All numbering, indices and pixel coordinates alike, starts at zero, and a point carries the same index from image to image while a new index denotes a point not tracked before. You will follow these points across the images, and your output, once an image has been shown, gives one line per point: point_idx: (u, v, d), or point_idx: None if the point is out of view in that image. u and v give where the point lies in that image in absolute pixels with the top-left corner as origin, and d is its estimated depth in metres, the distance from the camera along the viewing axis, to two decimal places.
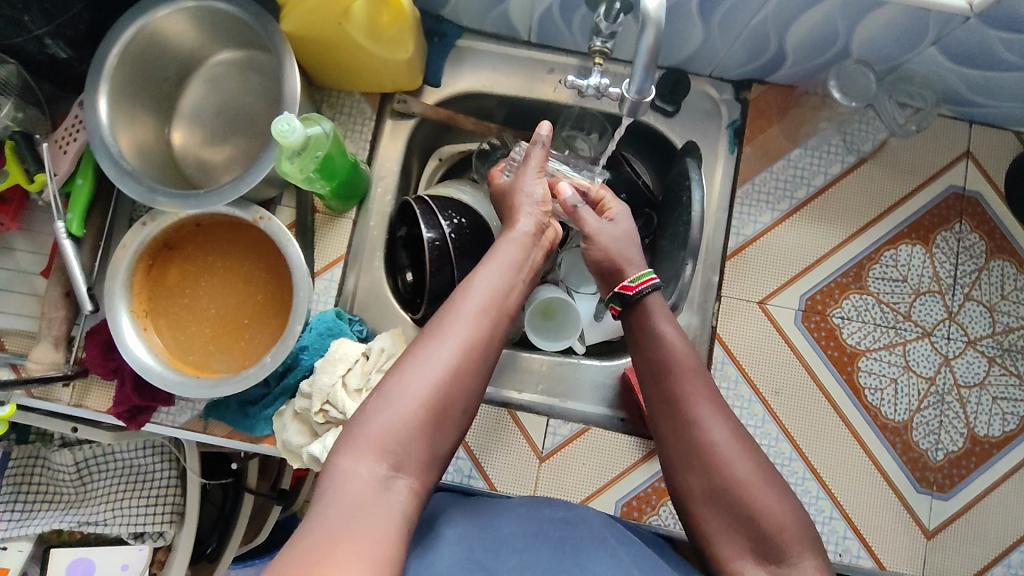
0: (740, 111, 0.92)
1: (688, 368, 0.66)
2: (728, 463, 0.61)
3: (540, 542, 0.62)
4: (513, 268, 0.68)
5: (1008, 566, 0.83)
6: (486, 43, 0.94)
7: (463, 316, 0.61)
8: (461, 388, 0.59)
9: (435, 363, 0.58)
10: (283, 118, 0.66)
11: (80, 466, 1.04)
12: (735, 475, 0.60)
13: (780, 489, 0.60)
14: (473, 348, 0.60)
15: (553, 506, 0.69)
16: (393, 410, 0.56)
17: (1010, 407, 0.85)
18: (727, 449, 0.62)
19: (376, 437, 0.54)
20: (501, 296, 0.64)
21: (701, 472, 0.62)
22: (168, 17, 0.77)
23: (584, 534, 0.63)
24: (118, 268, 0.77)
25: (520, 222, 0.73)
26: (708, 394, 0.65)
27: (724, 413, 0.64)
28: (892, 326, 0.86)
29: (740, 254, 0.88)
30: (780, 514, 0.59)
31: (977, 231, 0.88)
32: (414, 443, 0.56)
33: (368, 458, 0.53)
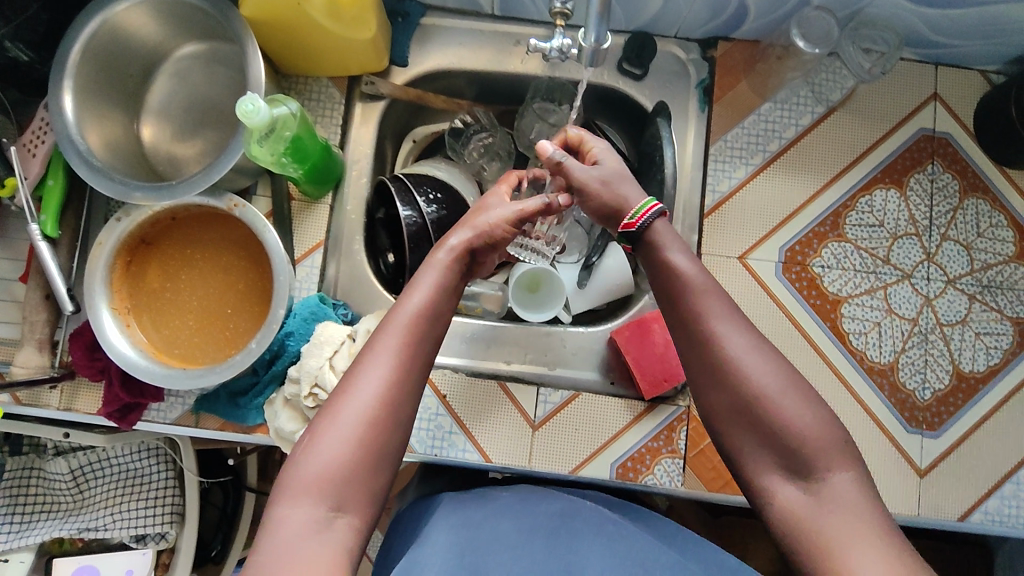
0: (708, 69, 0.92)
1: (698, 285, 0.61)
2: (749, 378, 0.56)
3: (534, 535, 0.63)
4: (442, 296, 0.66)
5: (1002, 499, 0.84)
6: (451, 20, 0.94)
7: (389, 349, 0.60)
8: (392, 425, 0.57)
9: (358, 404, 0.56)
10: (247, 98, 0.67)
11: (76, 474, 1.03)
12: (758, 389, 0.56)
13: (808, 395, 0.56)
14: (397, 380, 0.58)
15: (549, 499, 0.71)
16: (324, 452, 0.55)
17: (993, 342, 0.86)
18: (747, 360, 0.57)
19: (311, 482, 0.54)
20: (426, 321, 0.63)
21: (724, 391, 0.58)
22: (128, 11, 0.77)
23: (581, 526, 0.65)
24: (96, 265, 0.77)
25: (450, 244, 0.69)
26: (724, 306, 0.60)
27: (740, 322, 0.59)
28: (871, 271, 0.87)
29: (717, 211, 0.89)
30: (807, 425, 0.55)
31: (949, 171, 0.89)
32: (350, 484, 0.55)
33: (303, 505, 0.53)
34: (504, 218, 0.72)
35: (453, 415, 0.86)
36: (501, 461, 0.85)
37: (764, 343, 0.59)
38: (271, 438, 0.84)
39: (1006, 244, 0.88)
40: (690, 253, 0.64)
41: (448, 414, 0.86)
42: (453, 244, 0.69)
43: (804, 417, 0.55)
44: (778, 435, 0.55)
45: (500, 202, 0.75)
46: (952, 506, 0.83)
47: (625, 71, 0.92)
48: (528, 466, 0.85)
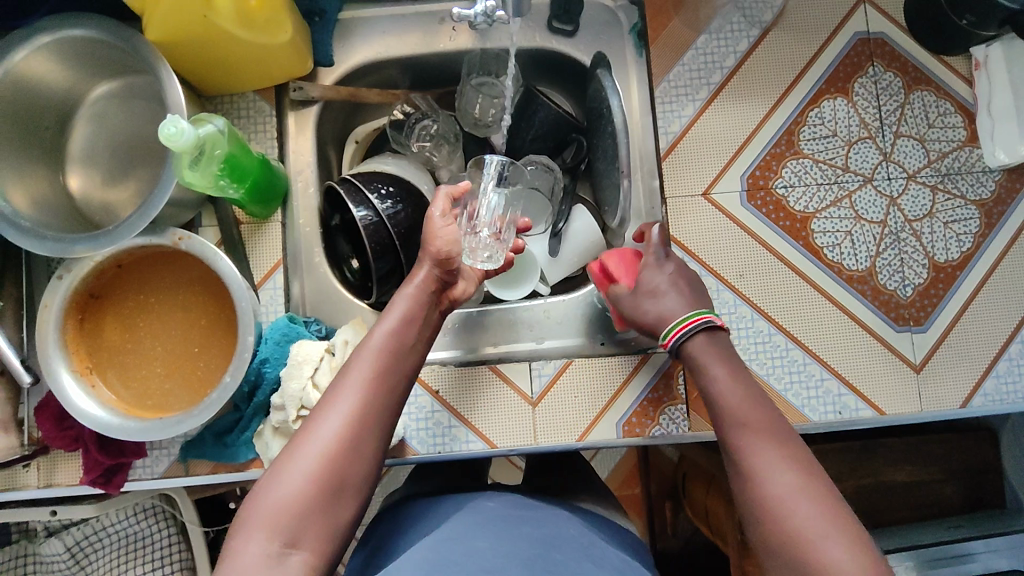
0: (637, 12, 0.91)
1: (748, 422, 0.60)
2: (791, 515, 0.53)
3: (512, 562, 0.60)
4: (408, 322, 0.66)
5: (998, 377, 0.85)
6: (370, 9, 0.90)
7: (354, 385, 0.60)
8: (355, 458, 0.57)
9: (324, 437, 0.56)
10: (167, 121, 0.63)
11: (74, 550, 0.99)
12: (800, 526, 0.52)
13: (856, 537, 0.51)
14: (366, 415, 0.59)
15: (532, 522, 0.67)
16: (283, 486, 0.54)
17: (962, 228, 0.87)
18: (791, 499, 0.54)
19: (267, 516, 0.53)
20: (396, 355, 0.63)
21: (764, 526, 0.54)
22: (29, 59, 0.71)
23: (562, 557, 0.62)
24: (45, 329, 0.72)
25: (417, 273, 0.69)
26: (773, 442, 0.58)
27: (792, 458, 0.57)
28: (834, 182, 0.87)
29: (674, 152, 0.88)
30: (846, 564, 0.50)
31: (890, 69, 0.89)
32: (307, 517, 0.54)
33: (257, 539, 0.52)
34: (444, 226, 0.70)
35: (450, 409, 0.84)
36: (507, 444, 0.84)
37: (812, 476, 0.55)
38: None
39: (957, 130, 0.89)
40: (740, 383, 0.64)
41: (445, 409, 0.84)
42: (419, 273, 0.69)
43: (845, 559, 0.50)
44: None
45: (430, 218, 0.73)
46: (952, 395, 0.85)
47: (556, 30, 0.91)
48: (534, 443, 0.83)
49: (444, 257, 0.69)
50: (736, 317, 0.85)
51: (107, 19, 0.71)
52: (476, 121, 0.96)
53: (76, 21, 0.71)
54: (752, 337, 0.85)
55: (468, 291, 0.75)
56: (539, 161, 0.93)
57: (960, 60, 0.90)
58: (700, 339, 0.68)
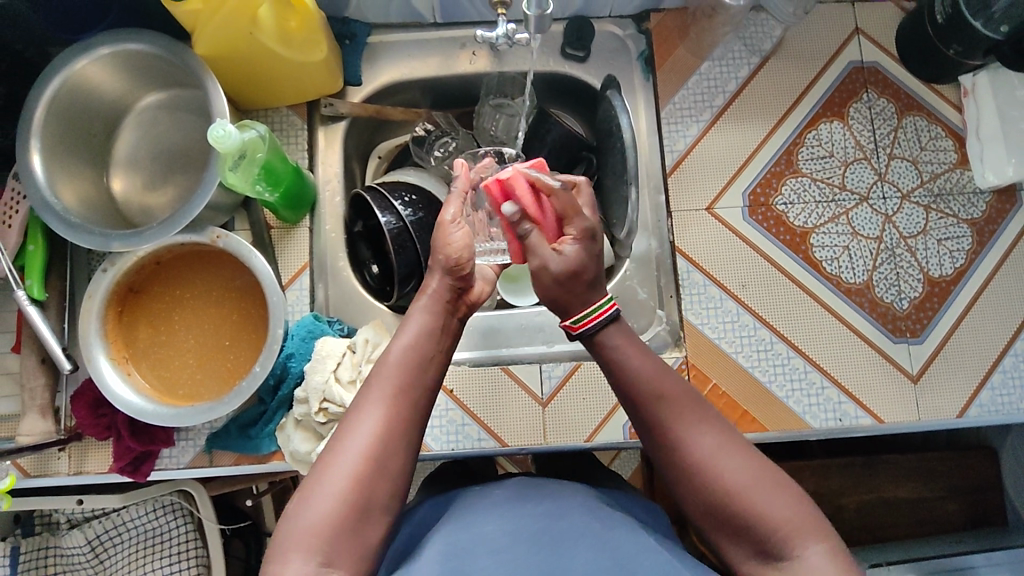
0: (645, 41, 0.97)
1: (661, 392, 0.61)
2: (719, 476, 0.57)
3: (520, 540, 0.63)
4: (426, 337, 0.67)
5: (992, 389, 0.88)
6: (396, 34, 0.97)
7: (375, 403, 0.62)
8: (382, 477, 0.60)
9: (350, 457, 0.59)
10: (216, 125, 0.69)
11: (94, 543, 1.02)
12: (732, 483, 0.57)
13: (779, 485, 0.57)
14: (388, 433, 0.61)
15: (534, 496, 0.70)
16: (313, 510, 0.57)
17: (955, 246, 0.91)
18: (719, 459, 0.58)
19: (301, 539, 0.56)
20: (415, 370, 0.65)
21: (696, 489, 0.58)
22: (88, 68, 0.78)
23: (568, 526, 0.64)
24: (88, 318, 0.77)
25: (432, 281, 0.70)
26: (692, 406, 0.61)
27: (707, 421, 0.60)
28: (831, 200, 0.92)
29: (679, 168, 0.93)
30: (778, 512, 0.55)
31: (884, 96, 0.95)
32: (340, 538, 0.57)
33: (294, 562, 0.55)
34: (456, 233, 0.71)
35: (463, 407, 0.88)
36: (518, 443, 0.87)
37: (728, 436, 0.59)
38: (289, 463, 0.84)
39: (948, 154, 0.94)
40: (647, 355, 0.63)
41: (458, 407, 0.88)
42: (432, 282, 0.69)
43: (777, 506, 0.56)
44: (752, 527, 0.56)
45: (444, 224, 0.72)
46: (949, 405, 0.88)
47: (569, 55, 0.97)
48: (545, 443, 0.87)
49: (456, 266, 0.69)
50: (738, 326, 0.89)
51: (160, 35, 0.78)
52: (491, 139, 1.02)
53: (131, 36, 0.78)
54: (754, 345, 0.88)
55: (483, 292, 0.75)
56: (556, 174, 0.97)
57: (949, 88, 0.96)
58: (616, 322, 0.64)
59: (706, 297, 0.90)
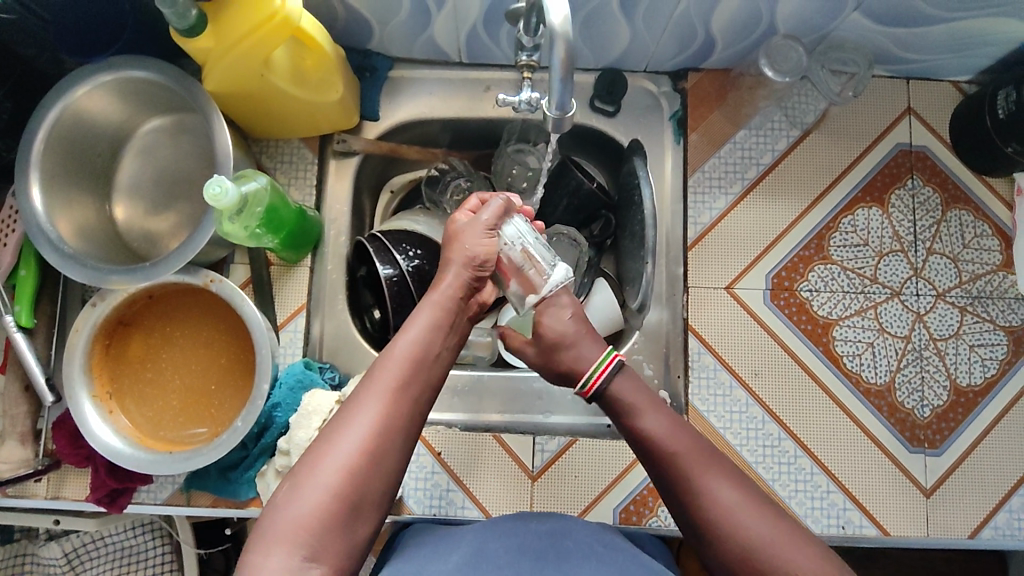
0: (680, 100, 0.92)
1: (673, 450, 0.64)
2: (744, 530, 0.59)
3: (522, 558, 0.64)
4: (434, 330, 0.67)
5: (1010, 512, 0.83)
6: (421, 70, 0.93)
7: (379, 395, 0.61)
8: (376, 473, 0.59)
9: (346, 448, 0.58)
10: (214, 181, 0.66)
11: (70, 556, 1.01)
12: (755, 537, 0.58)
13: (805, 540, 0.58)
14: (390, 426, 0.60)
15: (539, 516, 0.72)
16: (303, 501, 0.56)
17: (988, 354, 0.86)
18: (738, 514, 0.59)
19: (289, 529, 0.55)
20: (421, 363, 0.64)
21: (717, 545, 0.59)
22: (89, 94, 0.75)
23: (572, 547, 0.67)
24: (73, 353, 0.75)
25: (446, 276, 0.70)
26: (704, 459, 0.63)
27: (728, 475, 0.62)
28: (860, 291, 0.87)
29: (700, 243, 0.88)
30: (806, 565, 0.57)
31: (930, 184, 0.89)
32: (326, 534, 0.56)
33: (278, 554, 0.54)
34: (488, 239, 0.73)
35: (449, 472, 0.85)
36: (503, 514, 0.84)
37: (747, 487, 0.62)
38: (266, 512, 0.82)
39: (993, 254, 0.87)
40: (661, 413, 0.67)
41: (444, 471, 0.85)
42: (445, 278, 0.70)
43: (800, 560, 0.57)
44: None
45: (470, 222, 0.74)
46: (962, 524, 0.83)
47: (598, 109, 0.92)
48: None
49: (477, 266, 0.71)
50: (746, 417, 0.84)
51: (168, 66, 0.75)
52: (511, 185, 0.97)
53: (138, 65, 0.74)
54: (760, 440, 0.84)
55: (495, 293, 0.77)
56: (566, 233, 0.94)
57: (1002, 182, 0.89)
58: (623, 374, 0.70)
59: (714, 382, 0.85)
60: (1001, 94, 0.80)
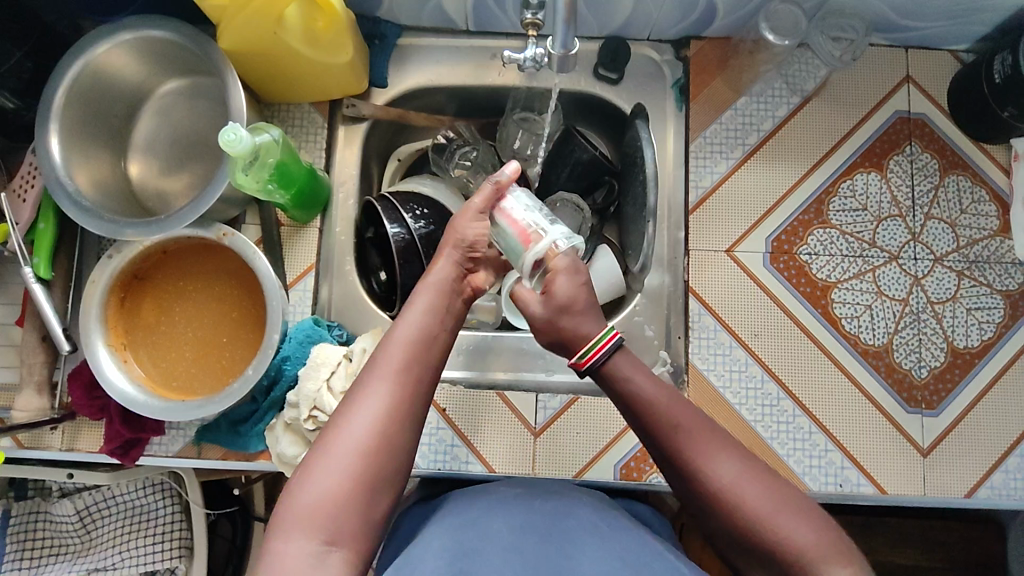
0: (683, 69, 0.94)
1: (673, 423, 0.63)
2: (744, 502, 0.59)
3: (528, 537, 0.65)
4: (431, 317, 0.68)
5: (1007, 472, 0.84)
6: (428, 38, 0.95)
7: (383, 381, 0.63)
8: (387, 454, 0.60)
9: (354, 433, 0.60)
10: (229, 128, 0.68)
11: (82, 514, 1.04)
12: (752, 515, 0.59)
13: (802, 513, 0.59)
14: (396, 409, 0.62)
15: (543, 495, 0.73)
16: (317, 486, 0.58)
17: (985, 316, 0.87)
18: (736, 490, 0.60)
19: (306, 514, 0.57)
20: (421, 349, 0.66)
21: (722, 518, 0.60)
22: (109, 53, 0.78)
23: (575, 524, 0.68)
24: (90, 304, 0.78)
25: (437, 267, 0.72)
26: (698, 434, 0.63)
27: (727, 447, 0.62)
28: (859, 255, 0.88)
29: (702, 206, 0.90)
30: (803, 539, 0.57)
31: (928, 150, 0.90)
32: (344, 515, 0.58)
33: (298, 539, 0.56)
34: (476, 222, 0.73)
35: (454, 428, 0.86)
36: (506, 470, 0.86)
37: (747, 460, 0.62)
38: (274, 464, 0.84)
39: (990, 219, 0.89)
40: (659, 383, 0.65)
41: (449, 427, 0.86)
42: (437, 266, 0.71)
43: (800, 532, 0.57)
44: (779, 555, 0.57)
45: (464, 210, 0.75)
46: (958, 483, 0.84)
47: (602, 76, 0.94)
48: (533, 473, 0.85)
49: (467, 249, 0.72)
50: (746, 376, 0.86)
51: (184, 25, 0.77)
52: (515, 153, 0.98)
53: (155, 24, 0.77)
54: (759, 399, 0.85)
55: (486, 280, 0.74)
56: (570, 199, 0.97)
57: (999, 149, 0.90)
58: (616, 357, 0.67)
59: (715, 343, 0.87)
60: (997, 59, 0.82)
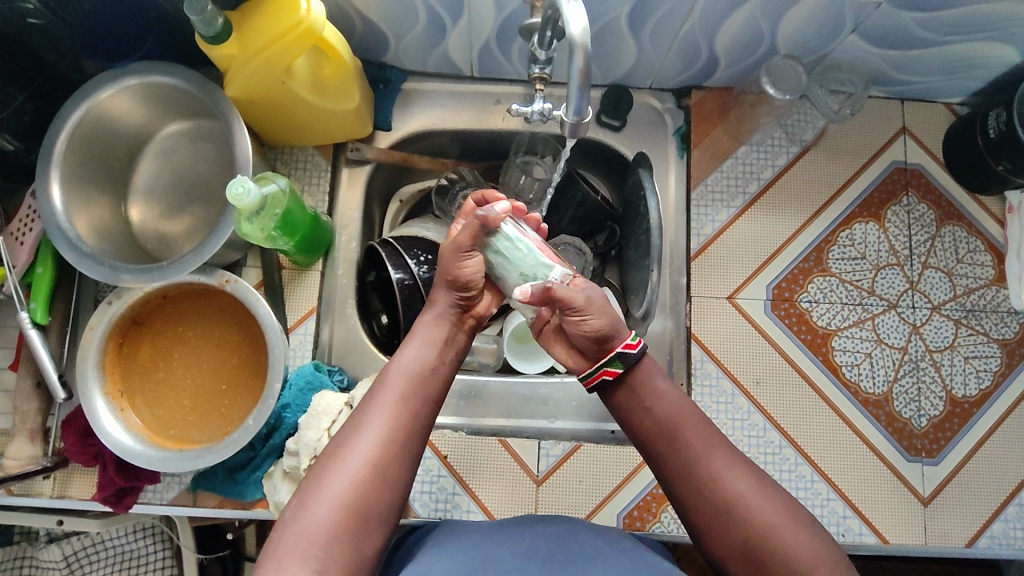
0: (683, 117, 0.95)
1: (686, 430, 0.64)
2: (753, 512, 0.59)
3: (530, 560, 0.64)
4: (434, 349, 0.68)
5: (1006, 521, 0.84)
6: (433, 83, 0.96)
7: (382, 410, 0.63)
8: (381, 486, 0.60)
9: (352, 462, 0.59)
10: (236, 181, 0.68)
11: (70, 559, 1.01)
12: (764, 522, 0.58)
13: (806, 525, 0.59)
14: (394, 440, 0.61)
15: (548, 522, 0.72)
16: (311, 516, 0.57)
17: (983, 365, 0.88)
18: (751, 498, 0.59)
19: (299, 543, 0.55)
20: (422, 380, 0.66)
21: (730, 528, 0.59)
22: (113, 97, 0.77)
23: (579, 548, 0.66)
24: (88, 349, 0.76)
25: (436, 303, 0.72)
26: (716, 442, 0.63)
27: (739, 461, 0.62)
28: (858, 303, 0.89)
29: (704, 253, 0.91)
30: (810, 552, 0.57)
31: (924, 201, 0.92)
32: (336, 546, 0.56)
33: (289, 567, 0.54)
34: (470, 260, 0.70)
35: (455, 476, 0.85)
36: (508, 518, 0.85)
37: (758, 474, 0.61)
38: (272, 513, 0.82)
39: (985, 269, 0.90)
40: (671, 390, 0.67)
41: (450, 475, 0.85)
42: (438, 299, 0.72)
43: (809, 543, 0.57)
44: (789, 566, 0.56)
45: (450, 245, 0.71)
46: (959, 532, 0.84)
47: (604, 123, 0.95)
48: None
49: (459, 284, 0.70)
50: (748, 424, 0.86)
51: (191, 72, 0.77)
52: (517, 195, 0.98)
53: (162, 70, 0.77)
54: (762, 447, 0.85)
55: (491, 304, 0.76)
56: (572, 242, 0.97)
57: (993, 200, 0.92)
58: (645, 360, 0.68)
59: (717, 390, 0.87)
60: (992, 115, 0.84)
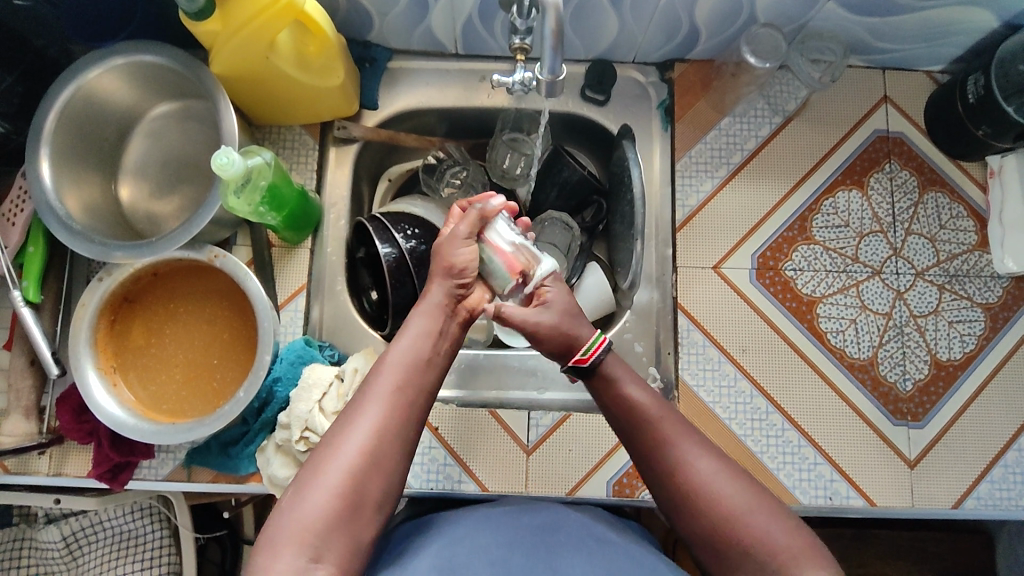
0: (667, 90, 0.96)
1: (654, 418, 0.65)
2: (720, 500, 0.60)
3: (514, 551, 0.65)
4: (425, 340, 0.68)
5: (992, 482, 0.85)
6: (419, 61, 0.97)
7: (376, 400, 0.63)
8: (375, 474, 0.60)
9: (346, 451, 0.60)
10: (220, 152, 0.69)
11: (69, 540, 1.02)
12: (733, 510, 0.60)
13: (773, 511, 0.60)
14: (387, 429, 0.62)
15: (531, 513, 0.72)
16: (306, 504, 0.58)
17: (967, 329, 0.89)
18: (719, 484, 0.61)
19: (295, 532, 0.56)
20: (416, 370, 0.66)
21: (699, 514, 0.61)
22: (101, 77, 0.78)
23: (563, 539, 0.68)
24: (79, 325, 0.78)
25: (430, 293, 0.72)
26: (686, 431, 0.64)
27: (709, 448, 0.63)
28: (842, 270, 0.90)
29: (689, 224, 0.92)
30: (778, 538, 0.58)
31: (907, 168, 0.93)
32: (332, 533, 0.57)
33: (285, 555, 0.56)
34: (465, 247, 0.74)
35: (446, 447, 0.86)
36: (499, 488, 0.86)
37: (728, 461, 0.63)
38: (265, 486, 0.83)
39: (968, 234, 0.91)
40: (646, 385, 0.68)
41: (441, 446, 0.86)
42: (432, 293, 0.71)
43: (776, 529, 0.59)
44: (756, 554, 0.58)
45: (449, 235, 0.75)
46: (946, 494, 0.85)
47: (588, 98, 0.96)
48: (525, 492, 0.85)
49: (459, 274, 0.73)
50: (734, 391, 0.87)
51: (176, 50, 0.78)
52: (506, 171, 1.01)
53: (147, 49, 0.78)
54: (748, 413, 0.86)
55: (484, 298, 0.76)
56: (560, 218, 0.98)
57: (975, 166, 0.93)
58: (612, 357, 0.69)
59: (703, 358, 0.88)
60: (970, 80, 0.84)
